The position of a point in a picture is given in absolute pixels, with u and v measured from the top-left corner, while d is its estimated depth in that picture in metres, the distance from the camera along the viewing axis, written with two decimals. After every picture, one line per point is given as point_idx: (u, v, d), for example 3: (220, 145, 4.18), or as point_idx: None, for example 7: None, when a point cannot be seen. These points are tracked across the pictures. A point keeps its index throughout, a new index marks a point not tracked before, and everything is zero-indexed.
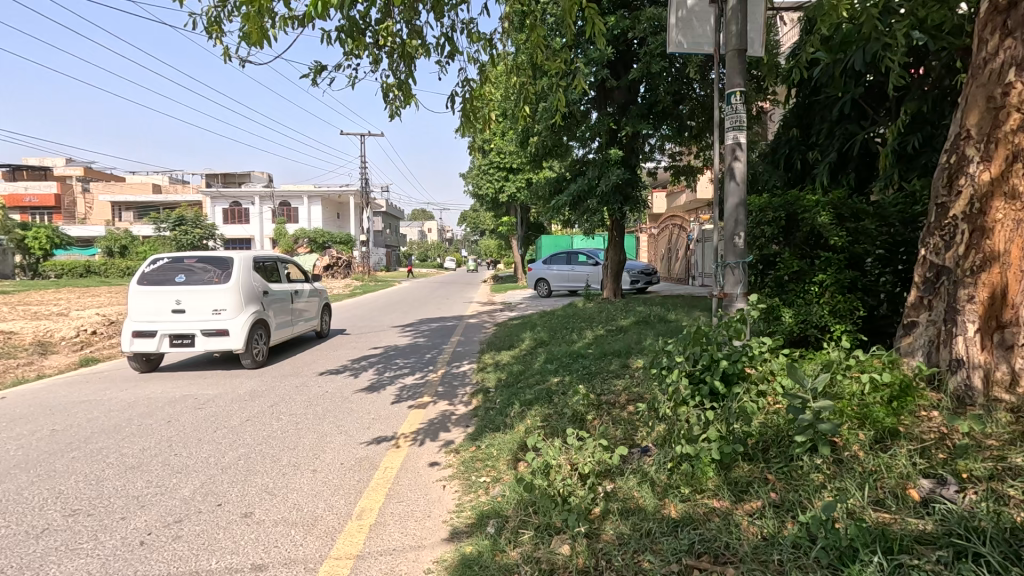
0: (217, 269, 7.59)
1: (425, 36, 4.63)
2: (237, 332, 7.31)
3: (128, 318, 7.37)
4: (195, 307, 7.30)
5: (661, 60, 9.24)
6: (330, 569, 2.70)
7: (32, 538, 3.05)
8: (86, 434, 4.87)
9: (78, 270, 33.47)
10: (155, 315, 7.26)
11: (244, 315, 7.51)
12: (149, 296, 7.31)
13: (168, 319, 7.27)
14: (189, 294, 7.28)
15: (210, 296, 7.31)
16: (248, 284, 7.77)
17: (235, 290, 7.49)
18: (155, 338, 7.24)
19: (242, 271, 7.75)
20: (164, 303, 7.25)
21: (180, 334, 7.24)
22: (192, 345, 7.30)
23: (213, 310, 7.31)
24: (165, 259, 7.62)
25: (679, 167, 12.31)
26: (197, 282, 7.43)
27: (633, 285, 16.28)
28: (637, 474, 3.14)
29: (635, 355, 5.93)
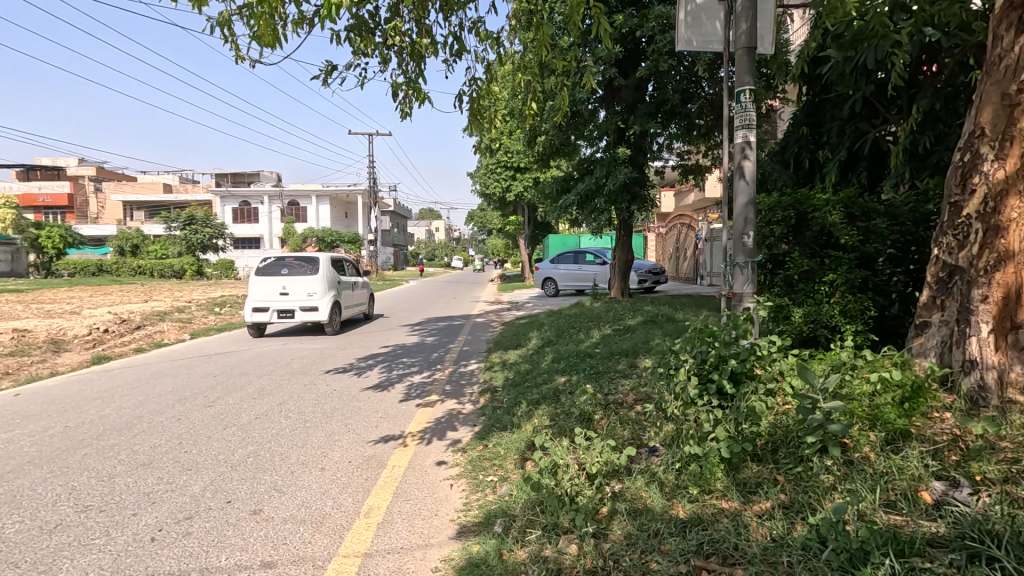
0: (309, 265, 10.78)
1: (434, 36, 4.64)
2: (324, 308, 10.49)
3: (248, 298, 10.53)
4: (295, 291, 10.47)
5: (668, 58, 9.22)
6: (338, 567, 2.71)
7: (46, 533, 3.09)
8: (98, 431, 4.93)
9: (91, 268, 33.88)
10: (269, 297, 10.46)
11: (328, 297, 10.71)
12: (265, 283, 10.52)
13: (277, 299, 10.44)
14: (292, 281, 10.45)
15: (307, 284, 10.52)
16: (330, 276, 10.98)
17: (323, 280, 10.72)
18: (268, 313, 10.38)
19: (326, 267, 10.97)
20: (275, 288, 10.43)
21: (286, 310, 10.39)
22: (293, 317, 10.47)
23: (308, 293, 10.49)
24: (272, 258, 10.79)
25: (688, 167, 12.24)
26: (297, 274, 10.64)
27: (641, 285, 16.22)
28: (645, 475, 3.13)
29: (642, 355, 5.91)
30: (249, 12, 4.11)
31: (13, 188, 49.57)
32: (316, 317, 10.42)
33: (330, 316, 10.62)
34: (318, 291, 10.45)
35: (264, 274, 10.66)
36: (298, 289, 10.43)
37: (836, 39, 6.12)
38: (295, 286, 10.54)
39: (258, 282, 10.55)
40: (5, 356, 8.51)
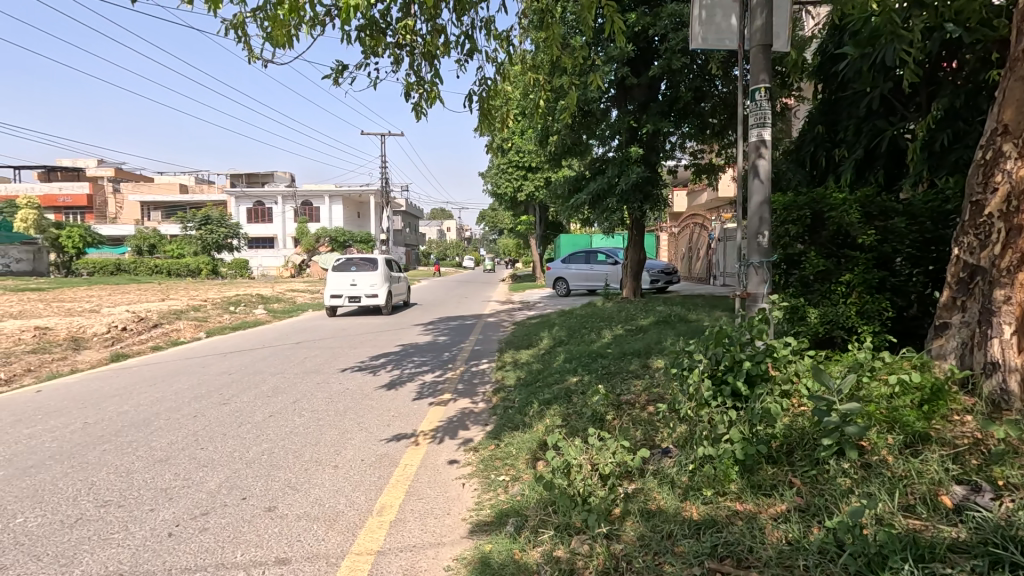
0: (371, 265, 14.46)
1: (445, 36, 4.65)
2: (382, 295, 14.12)
3: (327, 288, 14.13)
4: (362, 283, 14.15)
5: (681, 56, 9.16)
6: (351, 565, 2.73)
7: (67, 527, 3.15)
8: (117, 427, 5.02)
9: (109, 267, 34.42)
10: (342, 287, 14.12)
11: (385, 288, 14.32)
12: (339, 277, 14.18)
13: (349, 289, 14.09)
14: (360, 276, 14.07)
15: (370, 278, 14.18)
16: (386, 273, 14.60)
17: (381, 275, 14.37)
18: (342, 299, 13.97)
19: (383, 266, 14.61)
20: (347, 281, 14.10)
21: (355, 297, 14.02)
22: (359, 302, 14.04)
23: (371, 284, 14.15)
24: (343, 259, 14.48)
25: (701, 166, 12.13)
26: (362, 271, 14.30)
27: (653, 285, 16.12)
28: (658, 476, 3.12)
29: (655, 355, 5.88)
30: (263, 13, 4.14)
31: (33, 188, 50.57)
32: (377, 302, 14.03)
33: (387, 302, 14.25)
34: (378, 283, 14.05)
35: (338, 271, 14.32)
36: (365, 281, 14.06)
37: (853, 36, 6.03)
38: (362, 279, 14.20)
39: (334, 276, 14.15)
40: (27, 353, 8.70)
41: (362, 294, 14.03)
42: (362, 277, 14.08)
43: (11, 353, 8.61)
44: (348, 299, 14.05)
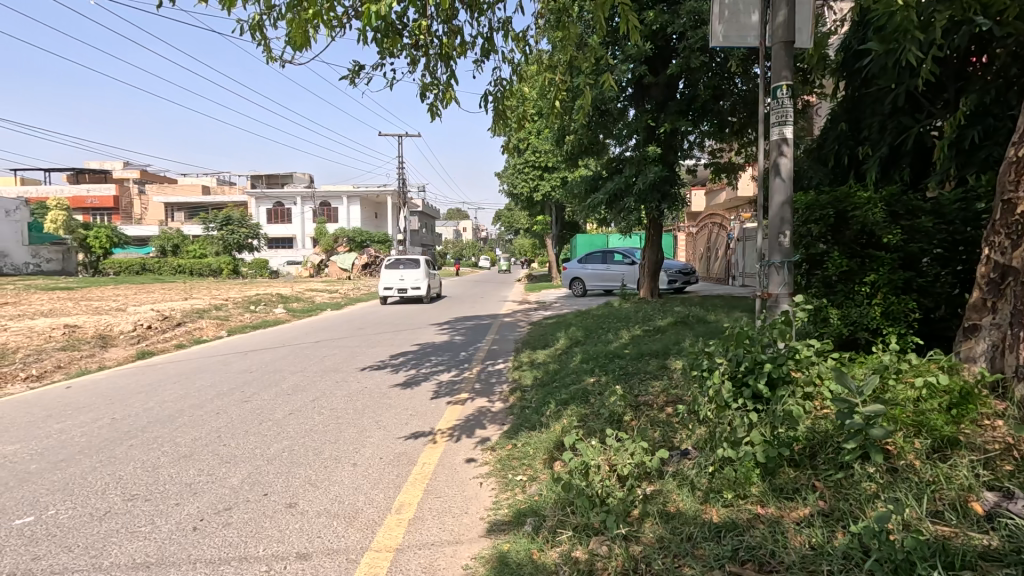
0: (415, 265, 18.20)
1: (461, 37, 4.67)
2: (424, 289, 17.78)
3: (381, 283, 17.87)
4: (409, 279, 17.87)
5: (701, 55, 9.06)
6: (371, 561, 2.76)
7: (96, 520, 3.24)
8: (143, 423, 5.13)
9: (134, 267, 35.25)
10: (393, 282, 17.86)
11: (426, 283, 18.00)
12: (390, 274, 17.94)
13: (398, 284, 17.82)
14: (407, 272, 17.86)
15: (415, 275, 17.87)
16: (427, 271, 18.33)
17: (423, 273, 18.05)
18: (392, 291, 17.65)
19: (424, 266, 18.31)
20: (397, 278, 17.85)
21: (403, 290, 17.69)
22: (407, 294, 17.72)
23: (415, 280, 17.84)
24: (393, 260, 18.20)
25: (720, 164, 11.98)
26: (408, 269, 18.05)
27: (671, 285, 15.98)
28: (677, 478, 3.09)
29: (673, 355, 5.85)
30: (281, 16, 4.19)
31: (62, 190, 52.00)
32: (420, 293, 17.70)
33: (428, 294, 17.92)
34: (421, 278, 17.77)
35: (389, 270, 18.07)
36: (411, 277, 17.78)
37: (878, 31, 5.89)
38: (408, 276, 17.93)
39: (385, 273, 17.93)
40: (57, 350, 8.94)
41: (408, 287, 17.71)
42: (408, 273, 17.80)
43: (42, 351, 8.87)
44: (397, 291, 17.80)
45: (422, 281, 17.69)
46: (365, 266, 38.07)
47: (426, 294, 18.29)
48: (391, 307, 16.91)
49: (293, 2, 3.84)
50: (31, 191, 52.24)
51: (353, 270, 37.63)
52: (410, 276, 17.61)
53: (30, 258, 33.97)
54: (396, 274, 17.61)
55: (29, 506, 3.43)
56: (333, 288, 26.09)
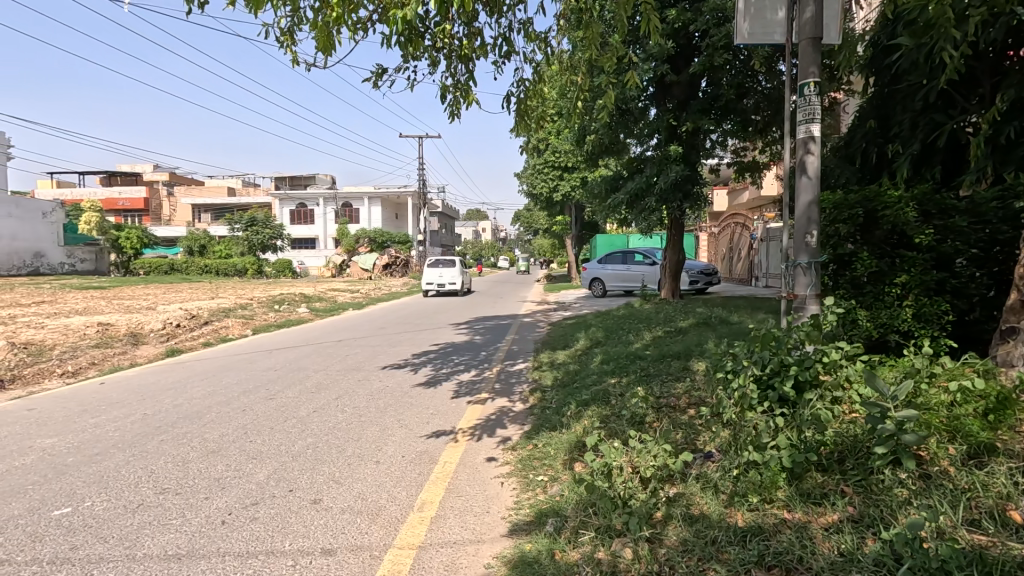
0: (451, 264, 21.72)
1: (482, 38, 4.69)
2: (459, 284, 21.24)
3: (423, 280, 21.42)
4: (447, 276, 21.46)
5: (724, 52, 8.92)
6: (394, 558, 2.79)
7: (130, 512, 3.34)
8: (173, 419, 5.27)
9: (163, 266, 36.22)
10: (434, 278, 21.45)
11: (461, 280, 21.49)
12: (431, 272, 21.54)
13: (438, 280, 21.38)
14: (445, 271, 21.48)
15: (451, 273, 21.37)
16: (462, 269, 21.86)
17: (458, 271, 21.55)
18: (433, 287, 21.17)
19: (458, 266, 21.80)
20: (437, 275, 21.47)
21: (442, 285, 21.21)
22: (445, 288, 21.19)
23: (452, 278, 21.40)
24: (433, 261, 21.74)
25: (743, 163, 11.80)
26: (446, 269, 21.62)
27: (692, 285, 15.80)
28: (701, 481, 3.04)
29: (695, 357, 5.79)
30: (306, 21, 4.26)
31: (95, 193, 53.70)
32: (456, 288, 21.15)
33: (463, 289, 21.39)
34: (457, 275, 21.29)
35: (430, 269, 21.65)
36: (448, 274, 21.37)
37: (908, 26, 5.74)
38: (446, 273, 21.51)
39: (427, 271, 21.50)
40: (91, 348, 9.23)
41: (447, 283, 21.20)
42: (447, 271, 21.35)
43: (76, 348, 9.17)
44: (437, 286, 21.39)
45: (458, 277, 21.19)
46: (385, 266, 38.52)
47: (461, 289, 21.75)
48: (430, 300, 19.64)
49: (318, 5, 3.89)
50: (65, 194, 54.03)
51: (374, 270, 38.09)
52: (448, 274, 21.16)
53: (65, 258, 35.20)
54: (435, 271, 21.07)
55: (66, 497, 3.56)
56: (355, 287, 26.40)
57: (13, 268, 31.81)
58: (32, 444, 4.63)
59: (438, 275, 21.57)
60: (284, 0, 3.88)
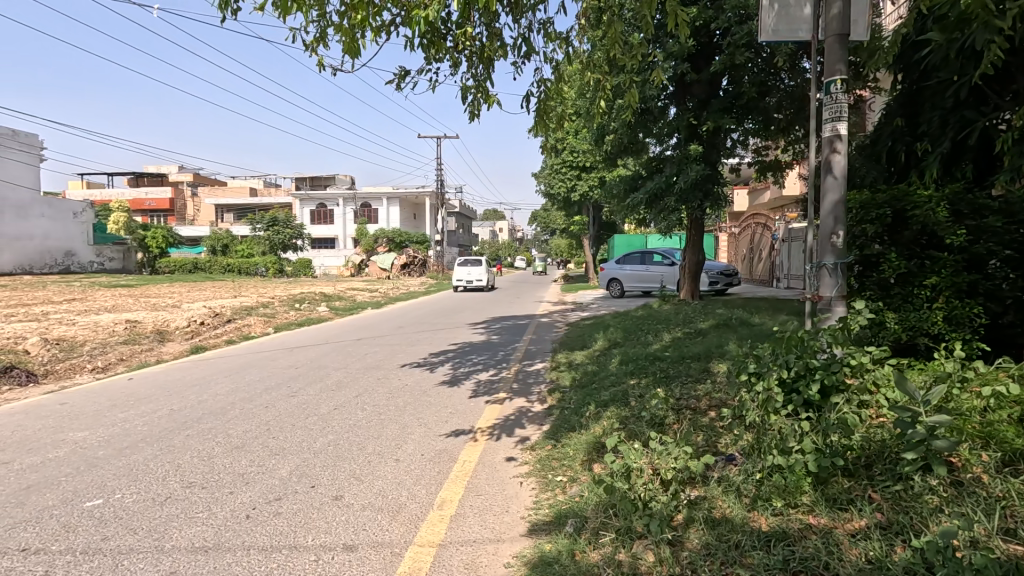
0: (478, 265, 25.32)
1: (503, 39, 4.70)
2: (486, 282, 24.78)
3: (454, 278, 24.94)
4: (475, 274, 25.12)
5: (746, 51, 8.76)
6: (415, 555, 2.81)
7: (158, 504, 3.42)
8: (198, 415, 5.39)
9: (188, 266, 37.02)
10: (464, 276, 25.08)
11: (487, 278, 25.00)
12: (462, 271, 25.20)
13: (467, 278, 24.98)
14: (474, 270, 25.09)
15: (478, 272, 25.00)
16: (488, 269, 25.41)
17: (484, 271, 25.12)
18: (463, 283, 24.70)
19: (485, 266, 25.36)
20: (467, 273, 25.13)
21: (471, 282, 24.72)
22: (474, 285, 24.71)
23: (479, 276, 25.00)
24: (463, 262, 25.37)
25: (765, 163, 11.61)
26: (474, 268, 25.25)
27: (712, 286, 15.62)
28: (723, 484, 3.01)
29: (716, 359, 5.72)
30: (331, 25, 4.32)
31: (122, 193, 55.15)
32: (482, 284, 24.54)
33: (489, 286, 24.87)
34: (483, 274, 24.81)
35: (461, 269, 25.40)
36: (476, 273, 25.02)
37: (938, 21, 5.57)
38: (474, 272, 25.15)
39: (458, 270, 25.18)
40: (119, 344, 9.48)
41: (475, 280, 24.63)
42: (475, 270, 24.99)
43: (105, 344, 9.42)
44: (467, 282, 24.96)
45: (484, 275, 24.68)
46: (403, 266, 38.92)
47: (487, 285, 25.26)
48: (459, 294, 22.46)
49: (343, 10, 3.94)
50: (94, 195, 55.50)
51: (392, 270, 38.44)
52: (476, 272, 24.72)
53: (94, 257, 36.21)
54: (465, 270, 24.67)
55: (98, 489, 3.66)
56: (374, 287, 26.62)
57: (46, 267, 32.84)
58: (65, 437, 4.77)
59: (467, 274, 25.22)
60: (311, 5, 3.92)
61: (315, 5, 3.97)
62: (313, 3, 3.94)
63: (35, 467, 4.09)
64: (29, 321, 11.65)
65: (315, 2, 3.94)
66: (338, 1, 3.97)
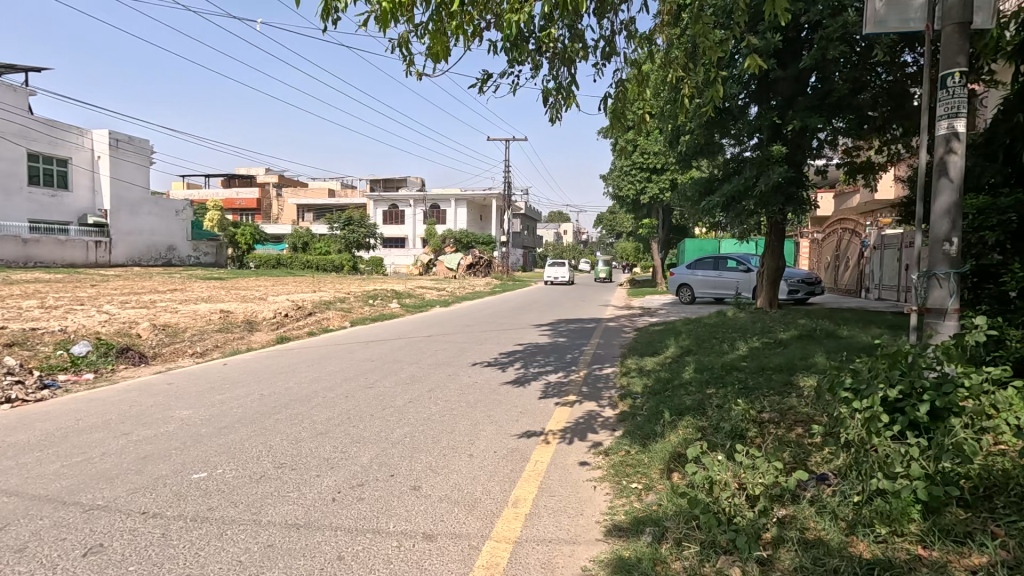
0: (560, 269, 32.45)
1: (586, 39, 4.67)
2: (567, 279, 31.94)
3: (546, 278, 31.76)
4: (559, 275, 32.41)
5: (840, 44, 8.17)
6: (492, 550, 2.85)
7: (255, 482, 3.69)
8: (285, 400, 5.76)
9: (272, 262, 39.69)
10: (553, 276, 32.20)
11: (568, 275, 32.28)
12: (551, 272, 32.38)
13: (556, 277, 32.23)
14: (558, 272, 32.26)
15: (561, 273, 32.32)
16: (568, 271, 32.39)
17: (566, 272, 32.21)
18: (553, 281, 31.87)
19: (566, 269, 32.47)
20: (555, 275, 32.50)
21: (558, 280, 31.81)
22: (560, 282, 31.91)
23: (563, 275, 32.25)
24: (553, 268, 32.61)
25: (856, 165, 10.88)
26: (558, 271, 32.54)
27: (792, 295, 14.77)
28: (816, 505, 2.84)
29: (800, 372, 5.41)
30: (420, 33, 4.47)
31: (218, 194, 60.29)
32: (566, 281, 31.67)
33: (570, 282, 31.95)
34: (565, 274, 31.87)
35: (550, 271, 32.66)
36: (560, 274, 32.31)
37: None
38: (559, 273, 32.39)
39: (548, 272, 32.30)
40: (215, 332, 10.33)
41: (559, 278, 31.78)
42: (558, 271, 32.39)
43: (203, 331, 10.30)
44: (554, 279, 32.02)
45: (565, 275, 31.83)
46: (469, 265, 39.69)
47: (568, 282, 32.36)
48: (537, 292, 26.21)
49: (434, 16, 4.07)
50: (193, 194, 60.67)
51: (458, 270, 39.21)
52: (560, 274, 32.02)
53: (192, 252, 39.65)
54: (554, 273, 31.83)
55: (203, 463, 4.00)
56: (440, 286, 27.22)
57: (151, 260, 36.28)
58: (173, 414, 5.25)
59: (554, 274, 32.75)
60: (404, 14, 4.08)
61: (407, 14, 4.10)
62: (406, 12, 4.08)
63: (149, 439, 4.52)
64: (140, 308, 12.95)
65: (409, 12, 4.09)
66: (430, 9, 4.10)
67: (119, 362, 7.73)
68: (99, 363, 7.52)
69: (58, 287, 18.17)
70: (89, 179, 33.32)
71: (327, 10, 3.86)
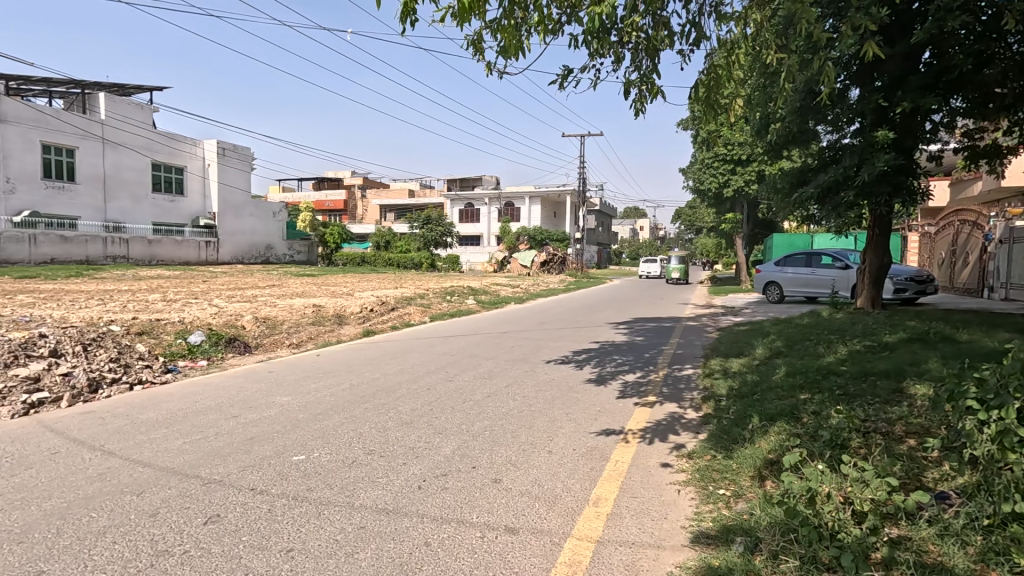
0: None
1: (671, 27, 4.51)
2: None
3: None
4: None
5: (962, 14, 7.19)
6: (573, 547, 2.85)
7: (347, 466, 3.92)
8: (372, 390, 6.08)
9: (358, 259, 42.00)
10: None
11: None
12: None
13: None
14: None
15: None
16: None
17: None
18: None
19: None
20: None
21: None
22: None
23: None
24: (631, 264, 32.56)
25: (978, 149, 9.70)
26: None
27: (897, 294, 13.46)
28: (937, 526, 2.58)
29: (910, 379, 4.92)
30: (494, 29, 4.52)
31: (310, 196, 64.69)
32: None
33: None
34: None
35: None
36: None
37: None
38: None
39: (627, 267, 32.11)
40: (309, 325, 11.10)
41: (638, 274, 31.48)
42: None
43: (298, 323, 11.13)
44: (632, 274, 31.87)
45: None
46: (543, 262, 39.67)
47: None
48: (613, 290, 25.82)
49: (511, 13, 4.10)
50: (288, 196, 65.43)
51: (533, 268, 39.38)
52: None
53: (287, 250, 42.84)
54: None
55: (302, 446, 4.32)
56: (517, 283, 27.42)
57: (253, 258, 39.62)
58: (275, 400, 5.72)
59: None
60: (481, 11, 4.15)
61: (484, 12, 4.16)
62: (482, 10, 4.14)
63: (255, 421, 4.96)
64: (244, 302, 14.22)
65: (485, 9, 4.15)
66: (507, 5, 4.14)
67: (228, 351, 8.55)
68: (211, 351, 8.35)
69: (177, 282, 20.30)
70: (201, 185, 36.98)
71: (407, 12, 4.01)
